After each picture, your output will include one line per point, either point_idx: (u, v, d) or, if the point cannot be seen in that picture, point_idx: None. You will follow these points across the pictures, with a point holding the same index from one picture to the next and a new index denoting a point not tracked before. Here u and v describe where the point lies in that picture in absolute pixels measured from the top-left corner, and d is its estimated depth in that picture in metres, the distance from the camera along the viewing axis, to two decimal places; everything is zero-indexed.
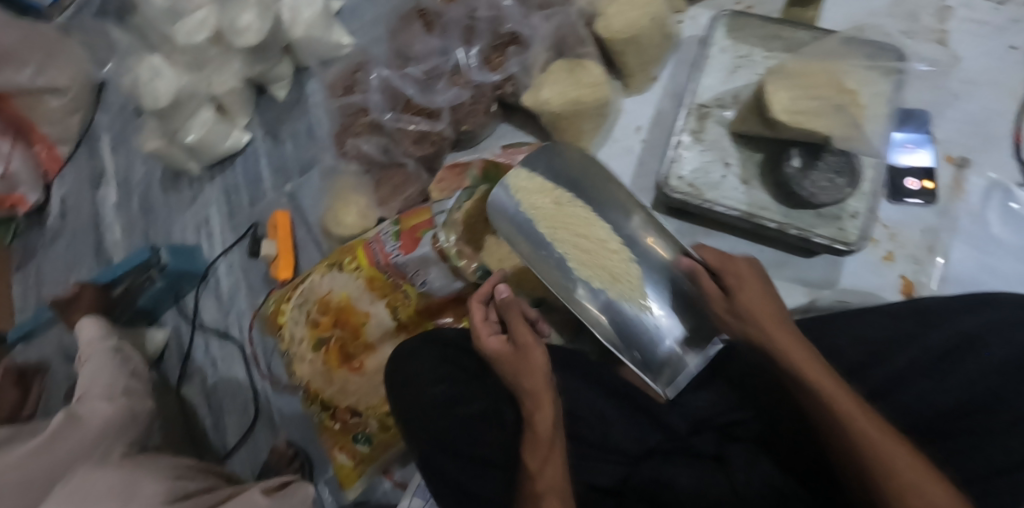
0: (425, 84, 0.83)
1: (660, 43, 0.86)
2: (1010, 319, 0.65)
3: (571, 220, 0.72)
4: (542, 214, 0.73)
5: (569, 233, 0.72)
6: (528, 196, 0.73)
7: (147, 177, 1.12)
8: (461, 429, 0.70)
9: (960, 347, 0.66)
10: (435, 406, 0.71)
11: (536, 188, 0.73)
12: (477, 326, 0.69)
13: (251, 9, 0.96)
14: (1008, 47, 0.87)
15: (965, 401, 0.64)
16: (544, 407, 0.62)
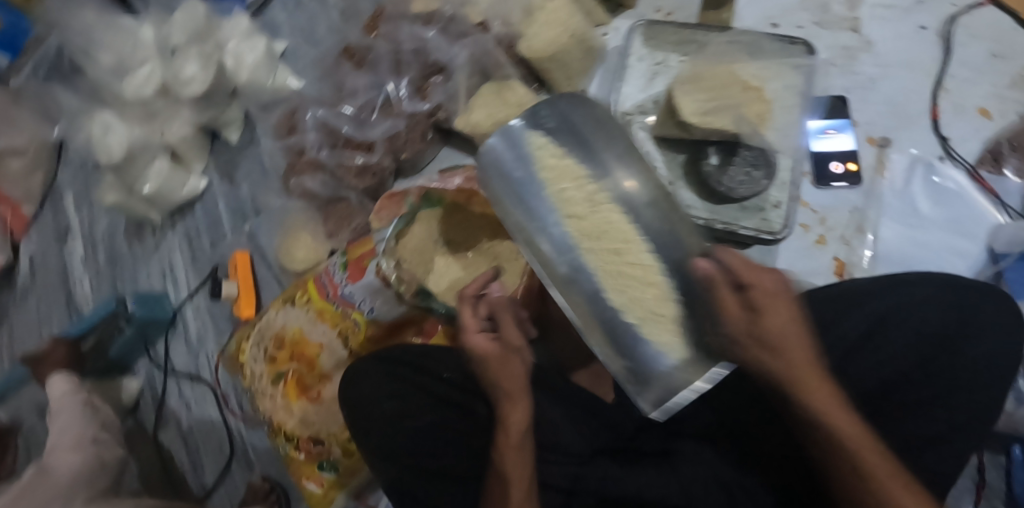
0: (359, 121, 0.87)
1: (583, 57, 0.89)
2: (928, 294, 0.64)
3: (599, 215, 0.57)
4: (559, 193, 0.58)
5: (591, 232, 0.56)
6: (555, 173, 0.58)
7: (111, 227, 1.15)
8: (418, 445, 0.72)
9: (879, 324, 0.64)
10: (389, 423, 0.73)
11: (566, 166, 0.58)
12: (463, 322, 0.67)
13: (194, 61, 1.01)
14: (918, 27, 0.90)
15: (892, 377, 0.63)
16: (518, 405, 0.63)
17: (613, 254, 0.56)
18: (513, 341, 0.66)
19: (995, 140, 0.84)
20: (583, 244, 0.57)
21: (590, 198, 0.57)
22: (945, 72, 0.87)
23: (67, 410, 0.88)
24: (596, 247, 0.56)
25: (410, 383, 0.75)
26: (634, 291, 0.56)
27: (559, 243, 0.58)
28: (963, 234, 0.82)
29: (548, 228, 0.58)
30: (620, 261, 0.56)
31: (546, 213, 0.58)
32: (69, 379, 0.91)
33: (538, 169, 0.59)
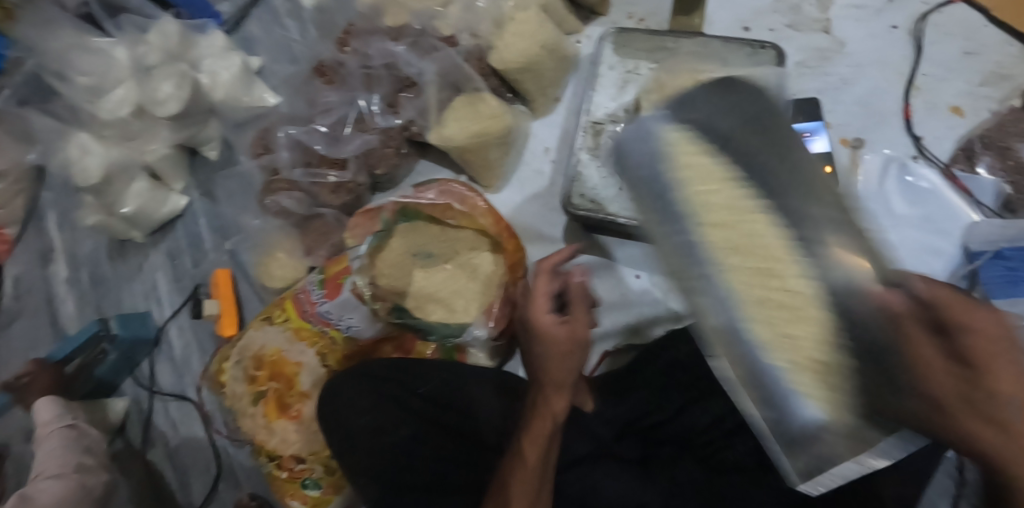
0: (332, 138, 0.88)
1: (555, 67, 0.90)
2: None
3: (748, 224, 0.49)
4: (691, 194, 0.52)
5: (738, 247, 0.49)
6: (694, 173, 0.52)
7: (95, 250, 1.15)
8: (403, 454, 0.70)
9: None
10: (366, 434, 0.71)
11: (713, 169, 0.53)
12: (538, 296, 0.67)
13: (169, 80, 0.99)
14: (889, 26, 0.90)
15: None
16: (563, 391, 0.63)
17: (767, 276, 0.47)
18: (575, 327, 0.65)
19: (969, 139, 0.83)
20: (719, 254, 0.49)
21: (733, 208, 0.50)
22: (917, 72, 0.87)
23: (50, 436, 0.87)
24: (739, 263, 0.48)
25: (387, 400, 0.73)
26: (788, 323, 0.46)
27: (686, 247, 0.51)
28: (936, 232, 0.80)
29: (675, 228, 0.52)
30: (768, 280, 0.47)
31: (677, 219, 0.52)
32: (54, 403, 0.92)
33: (672, 163, 0.53)
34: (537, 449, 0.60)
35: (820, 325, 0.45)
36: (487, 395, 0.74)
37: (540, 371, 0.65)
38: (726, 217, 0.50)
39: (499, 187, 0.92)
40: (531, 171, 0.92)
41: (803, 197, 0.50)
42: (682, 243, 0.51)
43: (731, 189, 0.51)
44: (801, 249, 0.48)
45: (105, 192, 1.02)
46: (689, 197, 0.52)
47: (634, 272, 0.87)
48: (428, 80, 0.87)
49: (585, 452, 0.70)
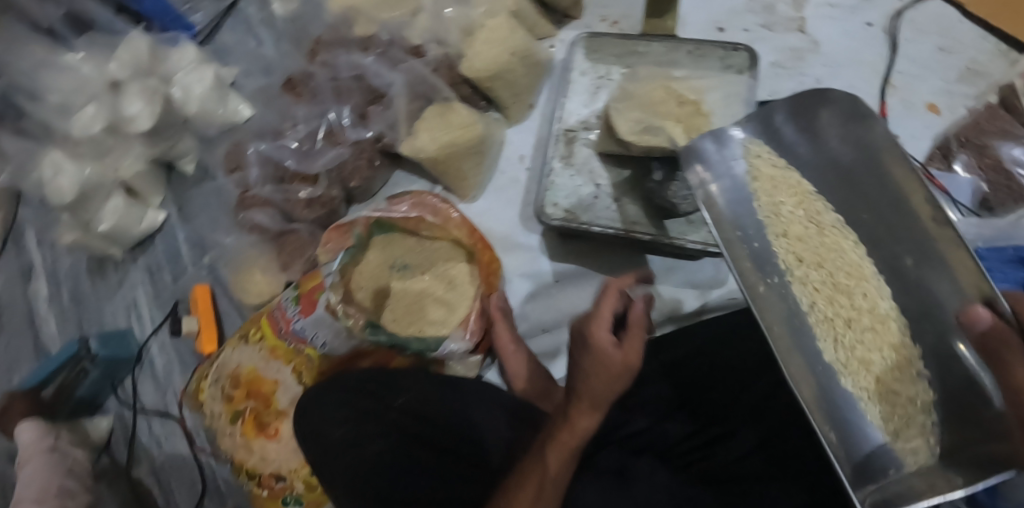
0: (303, 153, 0.87)
1: (527, 73, 0.89)
2: None
3: (906, 231, 0.58)
4: (788, 212, 0.65)
5: (892, 251, 0.60)
6: (785, 190, 0.65)
7: (75, 267, 1.14)
8: (370, 474, 0.63)
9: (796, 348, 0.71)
10: (335, 448, 0.66)
11: (872, 187, 0.61)
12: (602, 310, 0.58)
13: (139, 98, 0.99)
14: (864, 23, 0.90)
15: None
16: (589, 412, 0.56)
17: (919, 280, 0.57)
18: (630, 352, 0.55)
19: (945, 136, 0.83)
20: (796, 265, 0.64)
21: (898, 219, 0.59)
22: (894, 69, 0.88)
23: (34, 460, 0.87)
24: (813, 274, 0.63)
25: (362, 410, 0.70)
26: (836, 322, 0.61)
27: (761, 255, 0.65)
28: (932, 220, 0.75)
29: (756, 244, 0.65)
30: (839, 295, 0.62)
31: (841, 224, 0.64)
32: (37, 426, 0.91)
33: (760, 184, 0.65)
34: (562, 456, 0.56)
35: (856, 327, 0.60)
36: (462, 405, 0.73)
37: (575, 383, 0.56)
38: (808, 234, 0.65)
39: (475, 196, 0.91)
40: (507, 179, 0.92)
41: (884, 221, 0.60)
42: (762, 254, 0.65)
43: (896, 201, 0.59)
44: (925, 263, 0.56)
45: (80, 211, 1.00)
46: (873, 204, 0.61)
47: (611, 280, 0.85)
48: (398, 91, 0.87)
49: None
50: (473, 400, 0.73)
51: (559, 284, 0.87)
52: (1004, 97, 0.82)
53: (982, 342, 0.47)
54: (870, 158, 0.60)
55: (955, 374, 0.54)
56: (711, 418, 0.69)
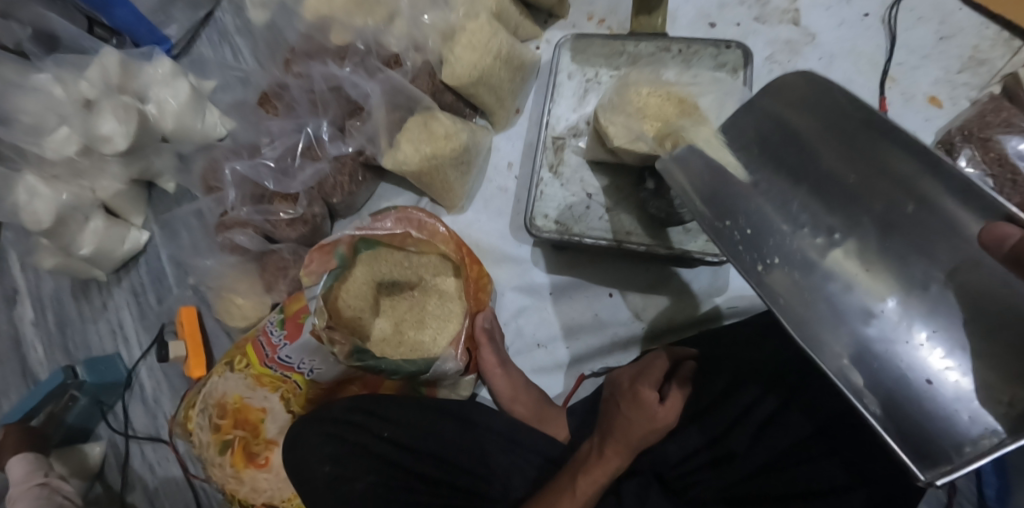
0: (281, 173, 0.85)
1: (511, 77, 0.85)
2: None
3: (874, 161, 0.53)
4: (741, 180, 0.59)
5: (846, 156, 0.55)
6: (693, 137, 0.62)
7: (58, 290, 1.11)
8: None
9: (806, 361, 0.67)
10: (322, 488, 0.66)
11: (816, 126, 0.56)
12: (653, 368, 0.66)
13: (112, 115, 0.93)
14: (862, 14, 0.89)
15: (829, 420, 0.64)
16: (615, 456, 0.63)
17: (912, 212, 0.52)
18: (666, 405, 0.64)
19: (947, 131, 0.82)
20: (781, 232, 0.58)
21: (863, 153, 0.53)
22: (892, 60, 0.87)
23: (19, 498, 0.85)
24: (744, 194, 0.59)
25: (349, 445, 0.69)
26: (833, 274, 0.56)
27: (757, 239, 0.57)
28: None
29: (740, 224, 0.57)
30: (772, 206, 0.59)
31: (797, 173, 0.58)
32: (25, 462, 0.90)
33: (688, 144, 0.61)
34: (591, 481, 0.63)
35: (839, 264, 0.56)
36: (450, 429, 0.72)
37: (614, 421, 0.65)
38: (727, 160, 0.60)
39: (464, 207, 0.88)
40: (494, 189, 0.89)
41: (847, 158, 0.55)
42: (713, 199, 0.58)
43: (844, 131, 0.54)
44: (874, 170, 0.53)
45: (59, 235, 0.97)
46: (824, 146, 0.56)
47: (607, 290, 0.83)
48: (375, 103, 0.83)
49: (540, 473, 0.72)
50: (456, 425, 0.73)
51: (552, 297, 0.84)
52: (1007, 86, 0.82)
53: (1015, 257, 0.44)
54: (814, 101, 0.55)
55: (966, 295, 0.50)
56: (717, 435, 0.66)
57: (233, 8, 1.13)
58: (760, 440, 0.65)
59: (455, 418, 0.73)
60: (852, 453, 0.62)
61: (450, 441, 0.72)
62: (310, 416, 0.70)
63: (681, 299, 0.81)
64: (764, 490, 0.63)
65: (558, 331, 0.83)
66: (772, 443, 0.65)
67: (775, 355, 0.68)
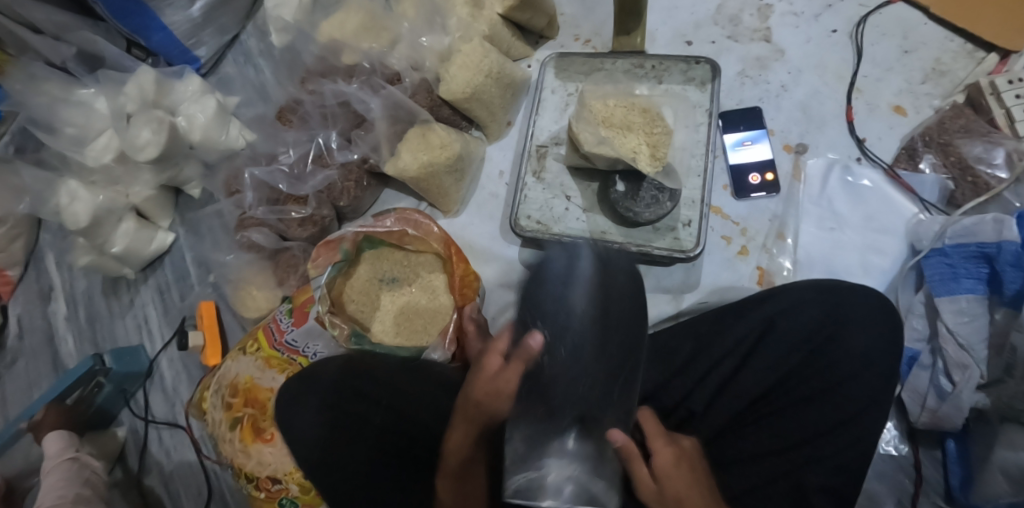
0: (295, 178, 0.94)
1: (502, 93, 0.94)
2: (832, 305, 0.68)
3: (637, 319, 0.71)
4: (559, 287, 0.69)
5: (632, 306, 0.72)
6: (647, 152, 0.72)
7: (90, 286, 1.21)
8: (362, 479, 0.68)
9: (761, 332, 0.68)
10: (321, 450, 0.70)
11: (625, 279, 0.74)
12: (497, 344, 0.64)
13: (146, 126, 1.04)
14: (829, 31, 0.97)
15: (784, 374, 0.66)
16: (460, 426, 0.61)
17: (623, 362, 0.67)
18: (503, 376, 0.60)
19: (911, 137, 0.90)
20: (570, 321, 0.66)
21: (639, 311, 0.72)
22: (858, 73, 0.94)
23: (55, 470, 0.96)
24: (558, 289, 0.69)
25: (341, 413, 0.72)
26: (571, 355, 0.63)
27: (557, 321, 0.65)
28: (881, 232, 0.88)
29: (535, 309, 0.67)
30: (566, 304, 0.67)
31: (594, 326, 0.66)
32: (61, 438, 1.00)
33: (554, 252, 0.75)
34: (451, 483, 0.60)
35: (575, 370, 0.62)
36: (452, 404, 0.71)
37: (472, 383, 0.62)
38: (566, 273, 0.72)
39: (458, 210, 0.96)
40: (486, 194, 0.97)
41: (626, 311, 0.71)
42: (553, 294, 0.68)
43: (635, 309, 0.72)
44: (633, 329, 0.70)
45: (94, 235, 1.07)
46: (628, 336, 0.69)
47: None
48: (376, 116, 0.92)
49: None
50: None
51: None
52: (970, 95, 0.90)
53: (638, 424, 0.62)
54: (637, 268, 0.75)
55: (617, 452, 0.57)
56: (682, 404, 0.68)
57: (257, 33, 1.25)
58: (726, 407, 0.67)
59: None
60: (806, 411, 0.65)
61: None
62: (304, 379, 0.75)
63: (664, 292, 0.88)
64: (738, 452, 0.65)
65: None
66: (733, 403, 0.67)
67: (738, 332, 0.69)
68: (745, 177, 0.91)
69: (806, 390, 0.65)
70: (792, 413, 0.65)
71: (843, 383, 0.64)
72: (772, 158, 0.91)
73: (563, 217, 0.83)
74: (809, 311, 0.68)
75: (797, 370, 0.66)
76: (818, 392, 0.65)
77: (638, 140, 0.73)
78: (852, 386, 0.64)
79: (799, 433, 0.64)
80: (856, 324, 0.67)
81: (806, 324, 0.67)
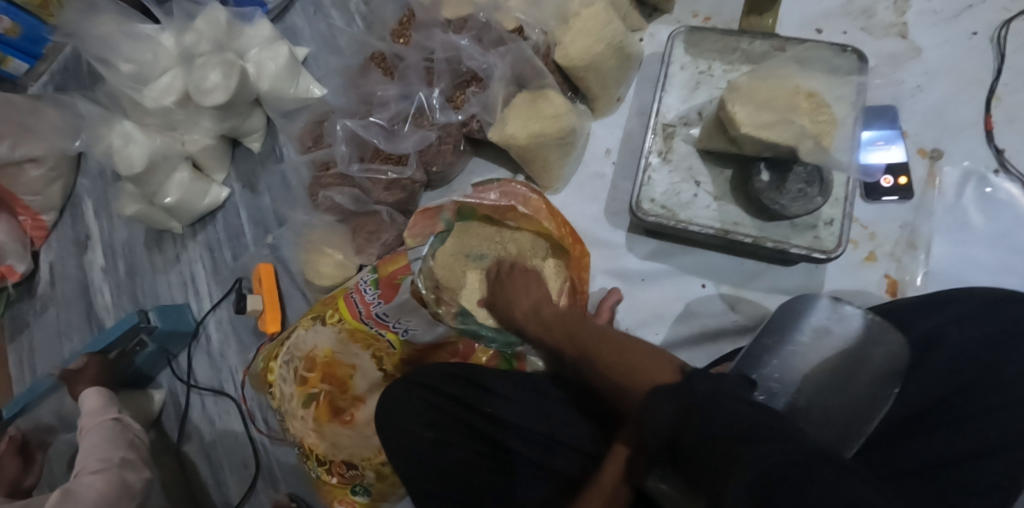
0: (390, 132, 0.86)
1: (619, 65, 0.86)
2: (1016, 321, 0.62)
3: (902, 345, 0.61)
4: (796, 317, 0.61)
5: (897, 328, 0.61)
6: (818, 131, 0.65)
7: (132, 238, 1.08)
8: (453, 467, 0.66)
9: (928, 344, 0.63)
10: (415, 450, 0.67)
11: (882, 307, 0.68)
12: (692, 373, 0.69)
13: (216, 69, 0.93)
14: (969, 33, 0.89)
15: (956, 387, 0.59)
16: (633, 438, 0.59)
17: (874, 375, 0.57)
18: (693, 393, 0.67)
19: None
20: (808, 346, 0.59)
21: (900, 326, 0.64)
22: (999, 80, 0.87)
23: (94, 431, 0.86)
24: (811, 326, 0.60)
25: (449, 413, 0.69)
26: (799, 338, 0.60)
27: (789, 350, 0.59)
28: (1017, 250, 0.81)
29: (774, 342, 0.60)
30: (824, 340, 0.59)
31: (849, 398, 0.56)
32: (102, 396, 0.90)
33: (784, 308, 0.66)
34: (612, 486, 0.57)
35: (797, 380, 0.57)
36: (561, 405, 0.68)
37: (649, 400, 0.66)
38: (796, 316, 0.61)
39: (558, 188, 0.89)
40: (591, 173, 0.89)
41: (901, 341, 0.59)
42: (793, 316, 0.62)
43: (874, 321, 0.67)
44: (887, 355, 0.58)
45: (147, 181, 0.96)
46: (890, 376, 0.58)
47: (700, 282, 0.83)
48: (497, 75, 0.85)
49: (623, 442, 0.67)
50: (574, 410, 0.68)
51: (643, 285, 0.84)
52: None
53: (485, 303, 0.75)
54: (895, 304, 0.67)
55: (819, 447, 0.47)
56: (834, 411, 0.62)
57: None
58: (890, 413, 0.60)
59: (577, 403, 0.68)
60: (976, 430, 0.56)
61: (563, 423, 0.67)
62: (404, 378, 0.72)
63: (788, 294, 0.81)
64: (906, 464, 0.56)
65: (647, 316, 0.83)
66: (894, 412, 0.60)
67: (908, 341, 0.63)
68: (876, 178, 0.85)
69: (979, 403, 0.57)
70: (971, 427, 0.56)
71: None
72: (906, 162, 0.85)
73: (689, 204, 0.77)
74: (987, 319, 0.62)
75: (971, 385, 0.59)
76: (1000, 404, 0.57)
77: (808, 121, 0.66)
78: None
79: (966, 449, 0.55)
80: None
81: (983, 332, 0.61)
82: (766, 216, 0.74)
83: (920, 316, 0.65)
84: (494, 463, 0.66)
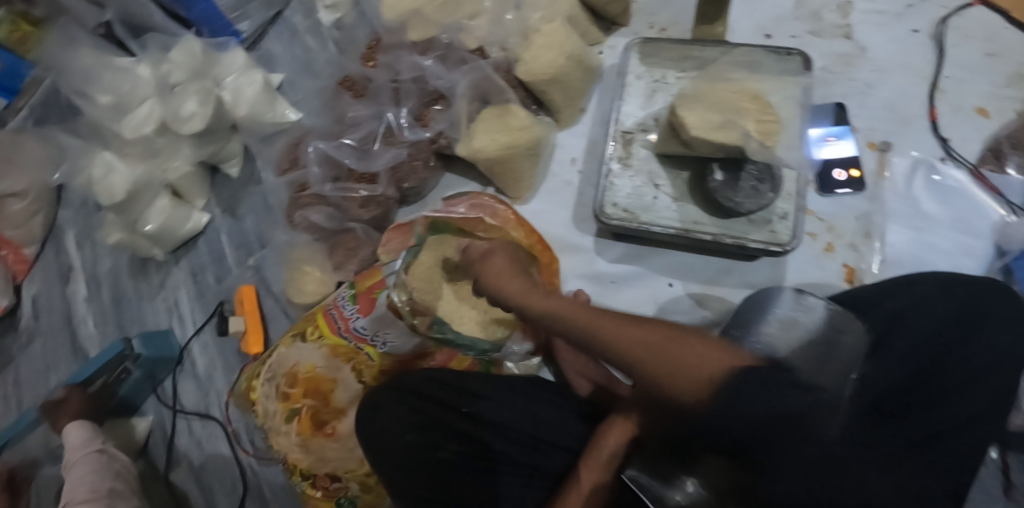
0: (361, 152, 0.89)
1: (581, 78, 0.90)
2: (971, 302, 0.65)
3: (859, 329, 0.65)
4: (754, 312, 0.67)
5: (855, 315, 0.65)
6: (762, 131, 0.69)
7: (115, 266, 1.10)
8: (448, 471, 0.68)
9: (885, 330, 0.66)
10: (409, 454, 0.68)
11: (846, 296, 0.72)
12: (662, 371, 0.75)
13: (192, 97, 0.96)
14: (911, 31, 0.94)
15: (917, 369, 0.62)
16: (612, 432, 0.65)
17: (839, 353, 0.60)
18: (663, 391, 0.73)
19: (995, 138, 0.88)
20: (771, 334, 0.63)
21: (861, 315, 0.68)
22: (941, 73, 0.92)
23: (79, 464, 0.87)
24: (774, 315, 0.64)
25: (439, 418, 0.70)
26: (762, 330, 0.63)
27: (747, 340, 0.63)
28: (969, 233, 0.85)
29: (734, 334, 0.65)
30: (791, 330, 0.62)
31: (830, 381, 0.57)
32: (85, 428, 0.91)
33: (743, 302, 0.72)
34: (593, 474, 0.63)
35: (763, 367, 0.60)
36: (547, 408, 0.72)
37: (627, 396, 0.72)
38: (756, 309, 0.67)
39: (528, 198, 0.92)
40: (559, 182, 0.93)
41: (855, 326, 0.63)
42: (757, 310, 0.67)
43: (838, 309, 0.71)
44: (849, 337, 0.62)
45: (127, 210, 0.98)
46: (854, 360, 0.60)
47: (667, 281, 0.86)
48: (459, 93, 0.88)
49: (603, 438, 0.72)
50: (560, 410, 0.73)
51: (614, 287, 0.87)
52: None
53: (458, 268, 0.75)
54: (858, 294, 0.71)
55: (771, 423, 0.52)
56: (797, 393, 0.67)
57: (303, 8, 1.17)
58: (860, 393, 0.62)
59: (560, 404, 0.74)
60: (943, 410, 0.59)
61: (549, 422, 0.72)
62: (393, 384, 0.72)
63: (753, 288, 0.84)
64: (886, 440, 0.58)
65: None
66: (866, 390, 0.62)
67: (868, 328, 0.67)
68: (830, 172, 0.89)
69: (941, 384, 0.60)
70: (937, 406, 0.59)
71: (983, 370, 0.60)
72: (857, 156, 0.89)
73: (651, 207, 0.80)
74: (941, 304, 0.66)
75: (930, 367, 0.62)
76: (952, 387, 0.60)
77: (755, 122, 0.69)
78: (983, 384, 0.60)
79: (934, 427, 0.58)
80: (995, 320, 0.63)
81: (940, 315, 0.65)
82: (722, 213, 0.78)
83: (881, 304, 0.68)
84: (485, 465, 0.68)
